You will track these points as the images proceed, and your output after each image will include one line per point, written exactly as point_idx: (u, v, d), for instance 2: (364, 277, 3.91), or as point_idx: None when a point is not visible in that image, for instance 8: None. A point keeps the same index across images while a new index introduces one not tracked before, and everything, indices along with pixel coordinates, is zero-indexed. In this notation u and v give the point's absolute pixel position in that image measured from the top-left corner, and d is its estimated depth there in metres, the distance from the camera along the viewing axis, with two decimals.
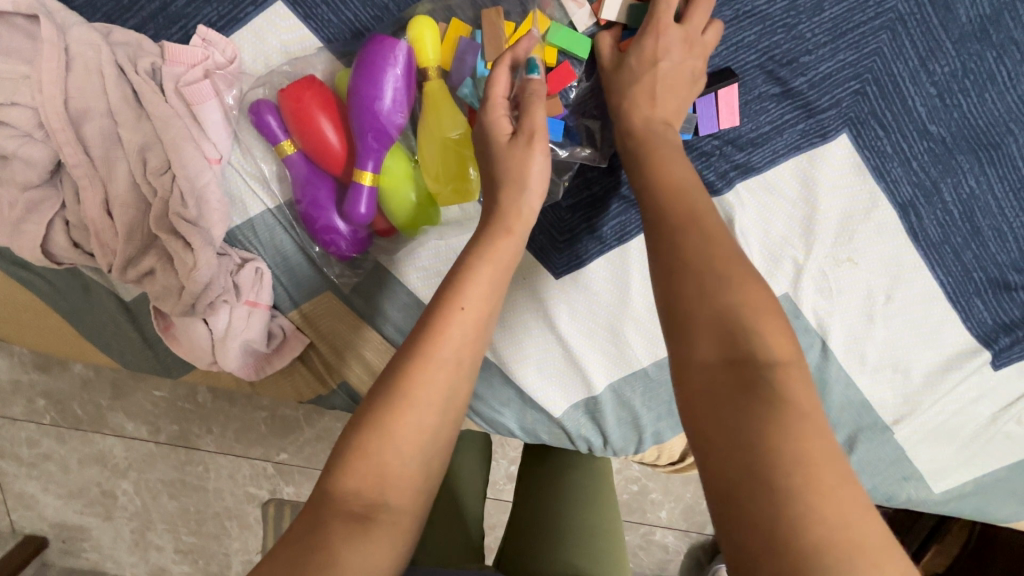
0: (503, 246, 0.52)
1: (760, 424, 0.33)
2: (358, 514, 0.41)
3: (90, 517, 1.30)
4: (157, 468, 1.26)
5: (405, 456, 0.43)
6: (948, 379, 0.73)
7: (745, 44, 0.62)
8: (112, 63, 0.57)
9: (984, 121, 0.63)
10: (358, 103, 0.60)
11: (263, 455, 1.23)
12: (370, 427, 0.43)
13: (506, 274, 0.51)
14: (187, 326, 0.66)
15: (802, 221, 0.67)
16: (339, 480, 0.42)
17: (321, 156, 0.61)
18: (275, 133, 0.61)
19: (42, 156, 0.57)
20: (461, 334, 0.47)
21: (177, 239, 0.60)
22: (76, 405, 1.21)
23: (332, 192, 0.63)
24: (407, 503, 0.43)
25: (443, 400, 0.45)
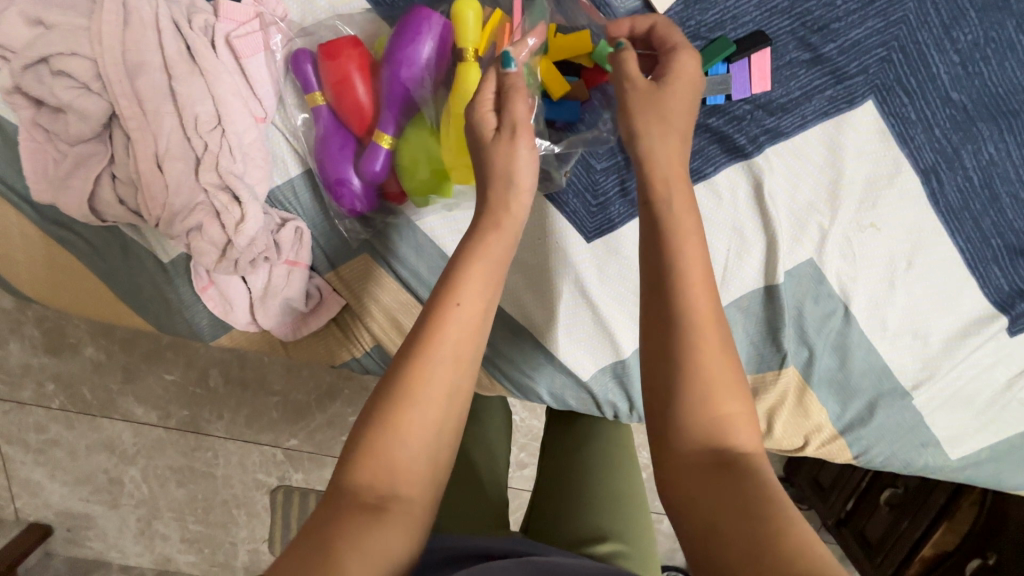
0: (495, 245, 0.54)
1: (727, 490, 0.40)
2: (372, 503, 0.45)
3: (95, 506, 1.30)
4: (166, 454, 1.26)
5: (413, 448, 0.47)
6: (966, 345, 0.75)
7: (778, 11, 0.64)
8: (168, 19, 0.59)
9: (1005, 89, 0.66)
10: (391, 69, 0.62)
11: (273, 441, 1.24)
12: (377, 428, 0.47)
13: (496, 273, 0.53)
14: (229, 283, 0.68)
15: (828, 186, 0.69)
16: (351, 475, 0.46)
17: (350, 114, 0.63)
18: (309, 83, 0.64)
19: (97, 108, 0.58)
20: (457, 332, 0.50)
21: (225, 194, 0.62)
22: (86, 389, 1.21)
23: (351, 150, 0.65)
24: (417, 489, 0.47)
25: (446, 393, 0.49)
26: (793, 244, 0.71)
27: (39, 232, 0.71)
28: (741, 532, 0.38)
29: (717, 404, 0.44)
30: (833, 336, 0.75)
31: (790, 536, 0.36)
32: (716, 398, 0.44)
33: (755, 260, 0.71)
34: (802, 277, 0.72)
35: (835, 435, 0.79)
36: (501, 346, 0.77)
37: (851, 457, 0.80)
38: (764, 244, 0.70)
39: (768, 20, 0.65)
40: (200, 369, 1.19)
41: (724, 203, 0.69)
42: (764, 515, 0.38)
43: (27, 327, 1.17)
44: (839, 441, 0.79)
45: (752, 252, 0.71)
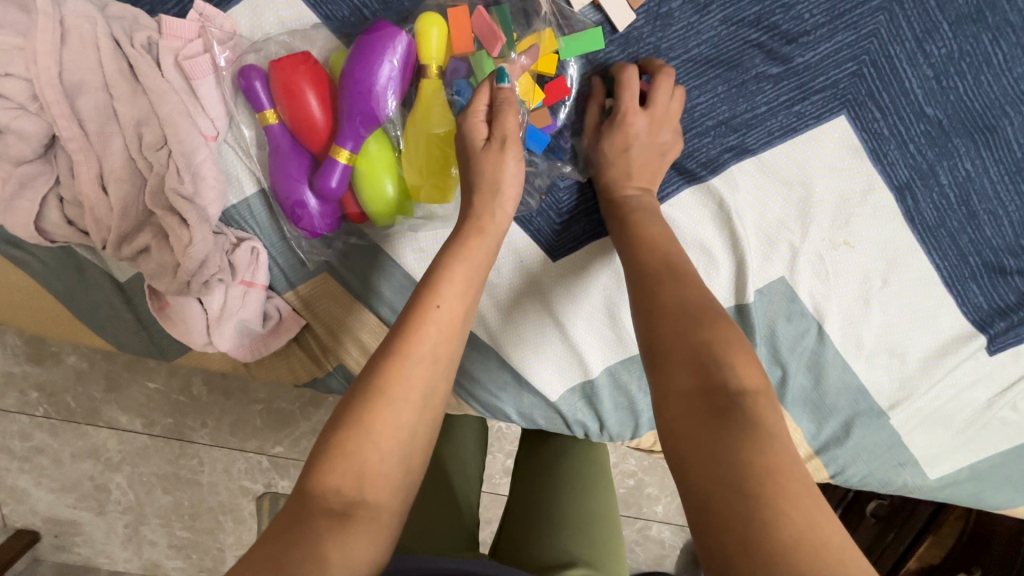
0: (478, 248, 0.56)
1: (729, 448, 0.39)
2: (338, 509, 0.43)
3: (84, 512, 1.29)
4: (151, 462, 1.24)
5: (385, 453, 0.46)
6: (943, 364, 0.73)
7: (743, 23, 0.62)
8: (108, 37, 0.57)
9: (981, 104, 0.63)
10: (348, 87, 0.59)
11: (258, 449, 1.22)
12: (352, 425, 0.46)
13: (477, 275, 0.56)
14: (182, 305, 0.66)
15: (799, 204, 0.67)
16: (320, 477, 0.44)
17: (305, 132, 0.61)
18: (261, 101, 0.61)
19: (37, 129, 0.56)
20: (436, 332, 0.51)
21: (174, 216, 0.60)
22: (70, 397, 1.19)
23: (309, 168, 0.62)
24: (387, 496, 0.46)
25: (421, 396, 0.49)
26: (764, 263, 0.69)
27: None
28: (725, 509, 0.36)
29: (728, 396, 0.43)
30: (807, 355, 0.73)
31: (777, 528, 0.34)
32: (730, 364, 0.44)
33: (724, 279, 0.69)
34: (774, 295, 0.70)
35: (811, 454, 0.77)
36: (467, 366, 0.75)
37: (827, 476, 0.79)
38: (734, 263, 0.68)
39: (733, 34, 0.62)
40: (183, 378, 1.17)
41: (691, 223, 0.67)
42: (752, 495, 0.36)
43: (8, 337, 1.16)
44: (816, 460, 0.78)
45: (722, 272, 0.68)
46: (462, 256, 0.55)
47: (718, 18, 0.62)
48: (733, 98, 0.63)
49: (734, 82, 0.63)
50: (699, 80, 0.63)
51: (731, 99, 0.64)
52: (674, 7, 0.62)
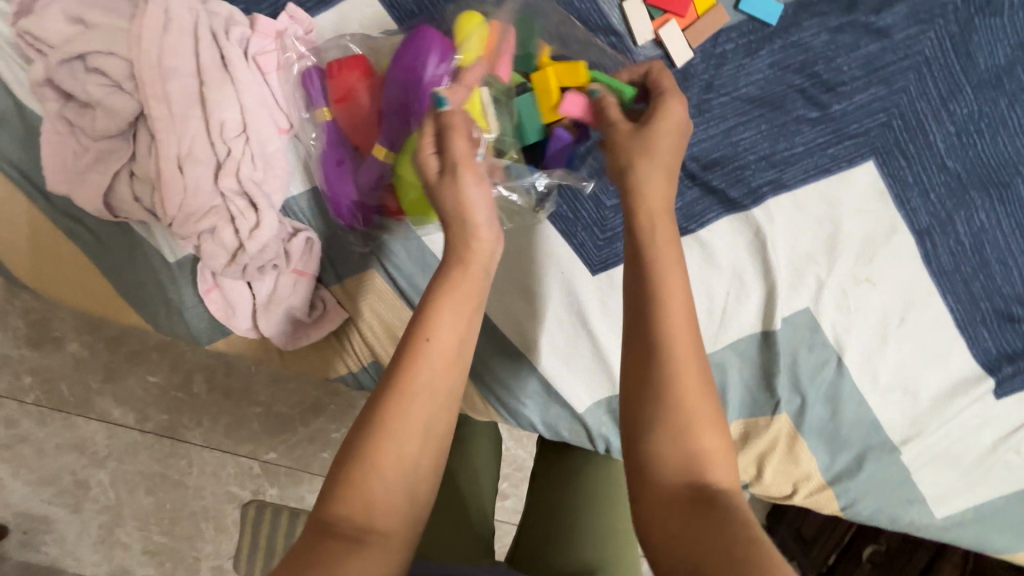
0: (462, 281, 0.51)
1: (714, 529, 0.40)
2: (350, 535, 0.43)
3: (57, 509, 1.20)
4: (138, 458, 1.20)
5: (390, 484, 0.45)
6: (954, 404, 0.77)
7: (786, 69, 0.67)
8: (206, 29, 0.60)
9: (996, 161, 0.69)
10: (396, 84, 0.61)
11: (251, 453, 1.21)
12: (356, 460, 0.45)
13: (467, 306, 0.51)
14: (233, 288, 0.68)
15: (827, 239, 0.71)
16: (331, 508, 0.44)
17: (350, 128, 0.63)
18: (318, 99, 0.65)
19: (125, 107, 0.59)
20: (430, 368, 0.48)
21: (243, 199, 0.63)
22: (64, 385, 1.17)
23: (352, 164, 0.65)
24: (396, 523, 0.45)
25: (424, 427, 0.47)
26: (791, 292, 0.73)
27: (49, 223, 0.71)
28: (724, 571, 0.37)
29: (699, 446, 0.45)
30: (826, 385, 0.76)
31: None
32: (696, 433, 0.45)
33: (753, 306, 0.73)
34: (798, 324, 0.74)
35: (823, 484, 0.79)
36: (498, 370, 0.77)
37: (839, 508, 0.80)
38: (763, 290, 0.72)
39: (776, 79, 0.67)
40: (185, 373, 1.18)
41: (726, 250, 0.71)
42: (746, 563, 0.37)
43: (11, 318, 1.14)
44: (827, 491, 0.79)
45: (751, 297, 0.72)
46: (451, 285, 0.50)
47: (766, 64, 0.67)
48: (773, 137, 0.68)
49: (775, 123, 0.68)
50: (745, 118, 0.68)
51: (771, 138, 0.68)
52: (728, 49, 0.67)
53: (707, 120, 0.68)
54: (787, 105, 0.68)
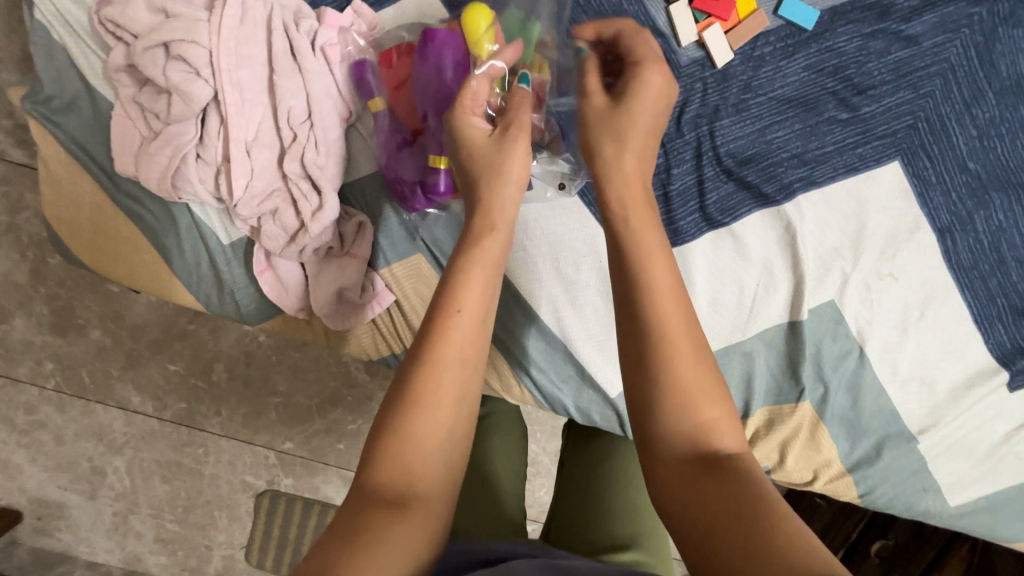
0: (490, 246, 0.55)
1: (722, 496, 0.42)
2: (389, 502, 0.46)
3: (72, 497, 1.22)
4: (155, 447, 1.21)
5: (424, 451, 0.49)
6: (970, 395, 0.81)
7: (819, 72, 0.71)
8: (279, 21, 0.64)
9: (1015, 163, 0.73)
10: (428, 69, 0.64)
11: (268, 443, 1.21)
12: (387, 432, 0.48)
13: (493, 272, 0.55)
14: (290, 268, 0.71)
15: (853, 235, 0.75)
16: (367, 478, 0.47)
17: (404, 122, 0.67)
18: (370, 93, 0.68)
19: (201, 91, 0.62)
20: (460, 335, 0.52)
21: (305, 183, 0.66)
22: (85, 372, 1.19)
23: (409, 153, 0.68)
24: (432, 487, 0.48)
25: (455, 393, 0.51)
26: (817, 285, 0.76)
27: (111, 205, 0.74)
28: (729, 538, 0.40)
29: (702, 408, 0.47)
30: (847, 375, 0.80)
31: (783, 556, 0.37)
32: (699, 406, 0.47)
33: (780, 298, 0.77)
34: (823, 316, 0.78)
35: (842, 472, 0.83)
36: (534, 354, 0.80)
37: (856, 496, 0.84)
38: (791, 282, 0.76)
39: (810, 81, 0.71)
40: (205, 362, 1.19)
41: (757, 244, 0.75)
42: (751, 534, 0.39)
43: (37, 304, 1.16)
44: (847, 478, 0.83)
45: (779, 289, 0.76)
46: (474, 255, 0.55)
47: (803, 66, 0.71)
48: (805, 136, 0.72)
49: (808, 122, 0.71)
50: (780, 117, 0.72)
51: (803, 137, 0.72)
52: (766, 52, 0.71)
53: (744, 118, 0.72)
54: (822, 106, 0.71)
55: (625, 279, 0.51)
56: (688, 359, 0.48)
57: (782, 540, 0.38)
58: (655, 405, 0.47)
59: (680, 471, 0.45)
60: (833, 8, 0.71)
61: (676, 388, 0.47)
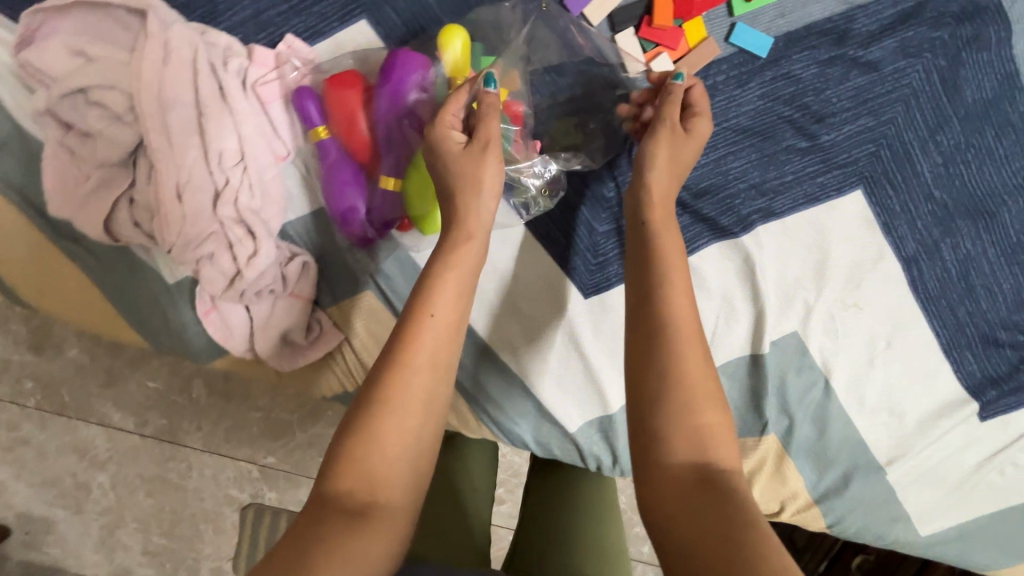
0: (466, 254, 0.56)
1: (714, 511, 0.41)
2: (354, 509, 0.45)
3: (58, 511, 1.17)
4: (139, 462, 1.17)
5: (391, 457, 0.48)
6: (939, 426, 0.78)
7: (777, 100, 0.68)
8: (206, 60, 0.61)
9: (982, 191, 0.70)
10: (389, 96, 0.62)
11: (250, 457, 1.17)
12: (357, 435, 0.48)
13: (468, 281, 0.56)
14: (232, 310, 0.69)
15: (815, 265, 0.72)
16: (335, 482, 0.46)
17: (354, 148, 0.64)
18: (312, 117, 0.64)
19: (126, 137, 0.61)
20: (431, 342, 0.52)
21: (241, 228, 0.64)
22: (65, 390, 1.15)
23: (357, 179, 0.66)
24: (397, 495, 0.47)
25: (423, 401, 0.50)
26: (780, 316, 0.74)
27: (52, 246, 0.73)
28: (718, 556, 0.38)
29: (700, 414, 0.46)
30: (813, 407, 0.78)
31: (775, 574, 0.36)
32: (698, 409, 0.46)
33: (742, 329, 0.74)
34: (787, 347, 0.75)
35: (810, 503, 0.80)
36: (491, 390, 0.78)
37: (826, 526, 0.81)
38: (752, 314, 0.73)
39: (767, 108, 0.68)
40: (185, 378, 1.16)
41: (716, 278, 0.72)
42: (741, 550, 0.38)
43: (13, 324, 1.14)
44: (815, 509, 0.80)
45: (741, 321, 0.73)
46: (452, 263, 0.56)
47: (759, 94, 0.68)
48: (762, 166, 0.69)
49: (765, 152, 0.69)
50: (735, 146, 0.69)
51: (761, 166, 0.69)
52: (719, 81, 0.68)
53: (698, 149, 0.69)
54: (779, 133, 0.68)
55: (644, 284, 0.52)
56: (692, 364, 0.48)
57: (762, 570, 0.36)
58: (653, 406, 0.47)
59: (675, 482, 0.44)
60: (788, 34, 0.68)
61: (680, 393, 0.47)
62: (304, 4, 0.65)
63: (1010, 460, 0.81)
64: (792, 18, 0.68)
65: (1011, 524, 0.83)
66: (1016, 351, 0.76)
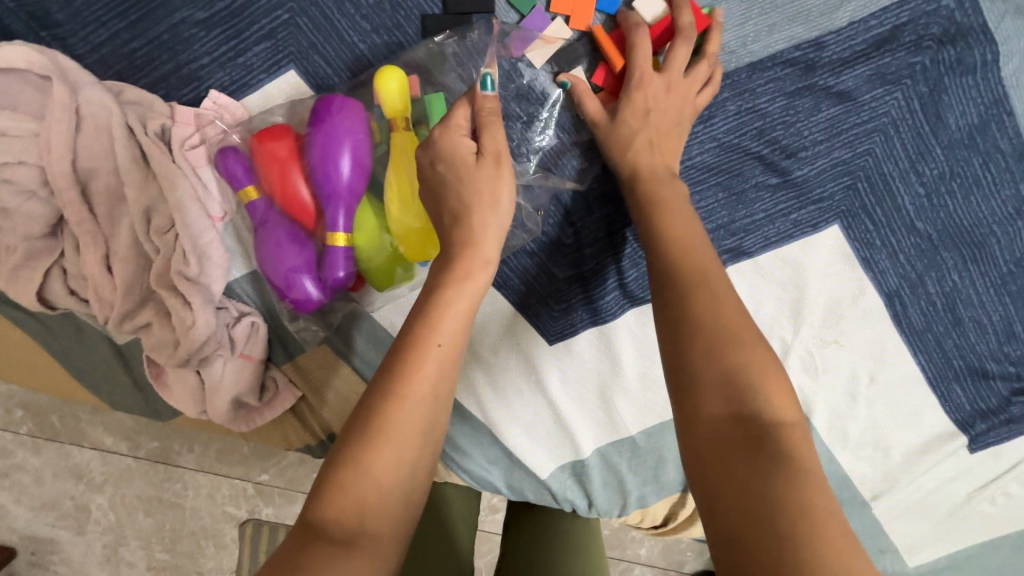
0: (479, 271, 0.52)
1: (756, 474, 0.38)
2: (338, 539, 0.40)
3: (61, 533, 1.10)
4: (135, 483, 1.08)
5: (381, 488, 0.43)
6: (926, 460, 0.73)
7: (742, 137, 0.65)
8: (123, 126, 0.59)
9: (970, 222, 0.66)
10: (322, 146, 0.58)
11: (244, 475, 1.07)
12: (350, 457, 0.44)
13: (475, 303, 0.52)
14: (180, 376, 0.66)
15: (792, 303, 0.68)
16: (323, 508, 0.42)
17: (291, 208, 0.60)
18: (241, 179, 0.60)
19: (46, 211, 0.58)
20: (435, 368, 0.47)
21: (178, 297, 0.61)
22: (54, 415, 1.06)
23: (296, 240, 0.60)
24: (386, 530, 0.43)
25: (421, 429, 0.46)
26: None
27: None
28: (757, 527, 0.35)
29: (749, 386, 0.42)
30: None
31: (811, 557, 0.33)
32: (736, 356, 0.44)
33: None
34: None
35: None
36: (458, 438, 0.74)
37: None
38: None
39: (732, 143, 0.65)
40: None
41: None
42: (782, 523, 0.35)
43: None
44: None
45: None
46: (458, 277, 0.52)
47: (720, 129, 0.65)
48: (732, 205, 0.65)
49: (733, 191, 0.65)
50: (701, 187, 0.65)
51: (730, 206, 0.65)
52: None
53: None
54: (734, 164, 0.65)
55: (669, 269, 0.51)
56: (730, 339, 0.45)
57: (813, 553, 0.33)
58: (688, 359, 0.45)
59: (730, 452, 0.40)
60: (752, 64, 0.64)
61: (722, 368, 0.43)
62: (227, 56, 0.63)
63: (1001, 490, 0.75)
64: (755, 47, 0.64)
65: (1004, 556, 0.76)
66: (1007, 382, 0.72)
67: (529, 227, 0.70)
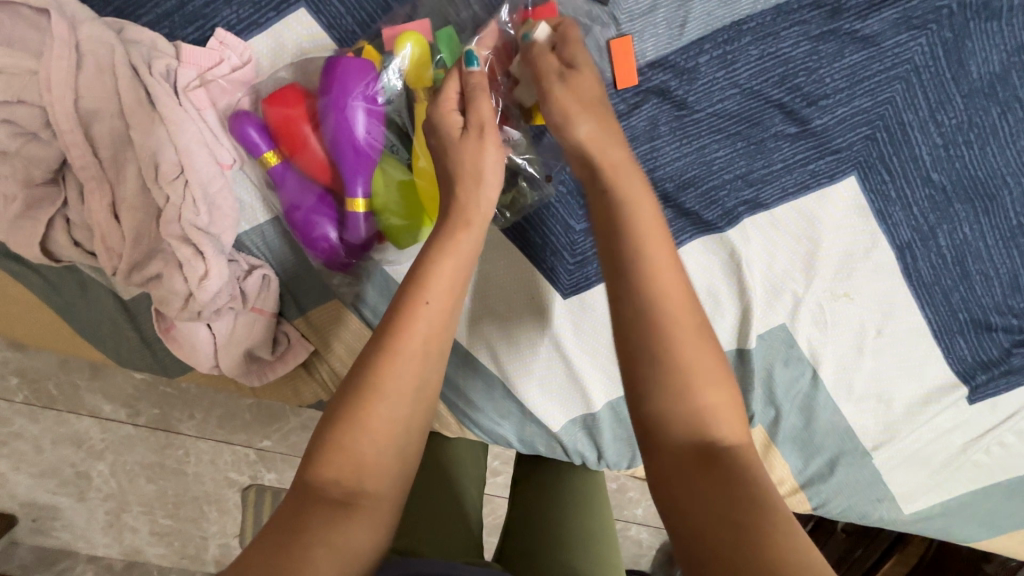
0: (464, 240, 0.50)
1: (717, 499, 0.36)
2: (339, 499, 0.41)
3: (62, 499, 1.10)
4: (137, 450, 1.07)
5: (379, 446, 0.43)
6: (927, 411, 0.74)
7: (765, 84, 0.64)
8: (126, 64, 0.57)
9: (984, 173, 0.66)
10: (336, 102, 0.58)
11: (245, 441, 1.06)
12: (341, 424, 0.43)
13: (464, 268, 0.50)
14: (189, 330, 0.64)
15: (804, 256, 0.68)
16: (316, 470, 0.42)
17: (309, 169, 0.60)
18: (257, 144, 0.60)
19: (48, 155, 0.56)
20: (425, 331, 0.46)
21: (188, 246, 0.59)
22: (52, 383, 1.04)
23: (320, 201, 0.61)
24: (388, 484, 0.43)
25: (415, 387, 0.45)
26: (767, 309, 0.69)
27: None
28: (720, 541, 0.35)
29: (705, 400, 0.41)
30: (800, 398, 0.73)
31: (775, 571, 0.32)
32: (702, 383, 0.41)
33: (728, 325, 0.69)
34: (774, 340, 0.71)
35: (795, 487, 0.77)
36: (471, 393, 0.75)
37: (810, 508, 0.77)
38: (739, 310, 0.69)
39: (754, 88, 0.64)
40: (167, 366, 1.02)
41: (699, 273, 0.68)
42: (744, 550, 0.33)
43: None
44: (799, 494, 0.77)
45: (726, 315, 0.69)
46: (471, 229, 0.51)
47: (742, 71, 0.64)
48: (749, 154, 0.65)
49: (753, 140, 0.65)
50: (721, 136, 0.65)
51: (748, 155, 0.65)
52: (701, 63, 0.64)
53: (678, 138, 0.65)
54: (753, 109, 0.65)
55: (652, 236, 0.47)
56: (692, 345, 0.42)
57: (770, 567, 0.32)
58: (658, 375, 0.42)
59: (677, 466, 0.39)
60: (778, 6, 0.63)
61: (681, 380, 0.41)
62: None
63: (997, 440, 0.76)
64: None
65: (995, 502, 0.79)
66: (1009, 335, 0.73)
67: (547, 180, 0.71)
